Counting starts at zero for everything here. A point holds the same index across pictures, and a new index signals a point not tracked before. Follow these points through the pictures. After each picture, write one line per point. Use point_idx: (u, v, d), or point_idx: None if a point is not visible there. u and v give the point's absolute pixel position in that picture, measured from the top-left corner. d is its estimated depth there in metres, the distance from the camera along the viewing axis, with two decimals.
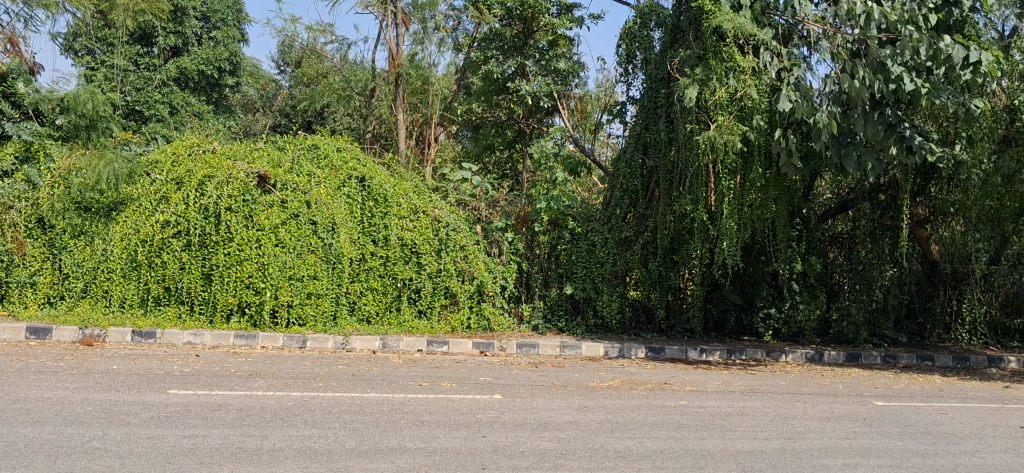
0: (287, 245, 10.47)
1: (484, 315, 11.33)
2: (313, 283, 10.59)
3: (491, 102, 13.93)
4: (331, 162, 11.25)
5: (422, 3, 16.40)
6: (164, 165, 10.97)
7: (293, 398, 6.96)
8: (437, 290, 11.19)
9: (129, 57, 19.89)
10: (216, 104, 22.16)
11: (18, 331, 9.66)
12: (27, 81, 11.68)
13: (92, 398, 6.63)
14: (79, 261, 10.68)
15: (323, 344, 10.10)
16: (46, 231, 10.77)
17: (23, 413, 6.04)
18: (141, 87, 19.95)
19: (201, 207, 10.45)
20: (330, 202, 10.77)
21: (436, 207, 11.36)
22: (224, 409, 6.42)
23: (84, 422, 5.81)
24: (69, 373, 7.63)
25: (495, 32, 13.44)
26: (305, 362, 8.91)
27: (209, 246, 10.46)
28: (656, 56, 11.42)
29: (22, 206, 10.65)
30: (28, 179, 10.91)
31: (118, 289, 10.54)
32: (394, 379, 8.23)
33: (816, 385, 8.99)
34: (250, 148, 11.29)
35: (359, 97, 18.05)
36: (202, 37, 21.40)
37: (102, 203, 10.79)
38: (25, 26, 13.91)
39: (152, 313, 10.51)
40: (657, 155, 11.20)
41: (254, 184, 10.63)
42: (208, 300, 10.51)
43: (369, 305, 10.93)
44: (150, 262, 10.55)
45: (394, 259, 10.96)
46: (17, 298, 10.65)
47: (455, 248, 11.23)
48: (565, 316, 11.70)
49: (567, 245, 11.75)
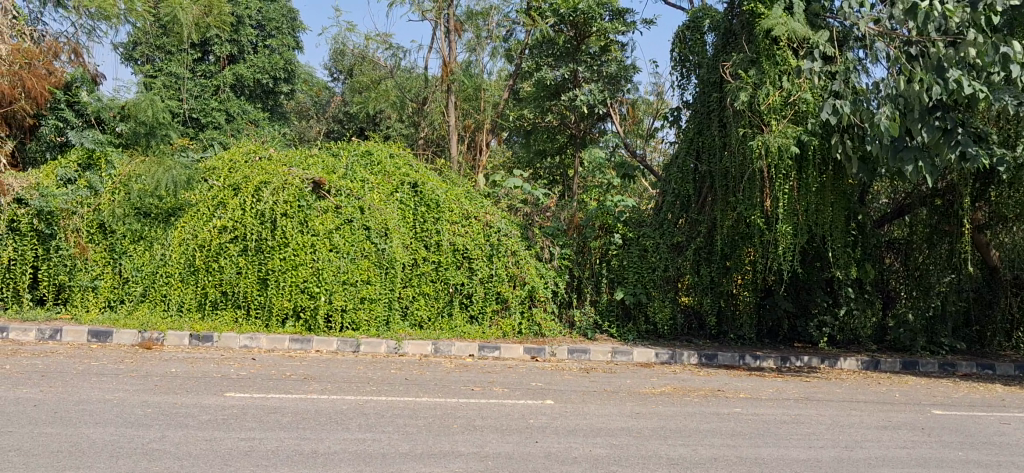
0: (341, 250, 10.58)
1: (536, 321, 11.31)
2: (367, 288, 10.67)
3: (543, 108, 13.92)
4: (384, 168, 11.34)
5: (475, 13, 16.47)
6: (221, 172, 11.19)
7: (348, 402, 7.04)
8: (489, 295, 11.20)
9: (187, 65, 20.29)
10: (271, 111, 22.50)
11: (80, 334, 9.90)
12: (90, 90, 12.14)
13: (152, 400, 6.76)
14: (139, 266, 10.87)
15: (376, 348, 10.20)
16: (106, 236, 10.96)
17: (84, 414, 6.17)
18: (198, 95, 20.34)
19: (257, 212, 10.59)
20: (383, 208, 10.86)
21: (488, 213, 11.38)
22: (279, 412, 6.50)
23: (145, 424, 5.93)
24: (129, 375, 7.79)
25: (548, 38, 13.47)
26: (359, 366, 8.99)
27: (265, 251, 10.60)
28: (709, 60, 11.32)
29: (84, 212, 10.83)
30: (90, 185, 11.01)
31: (176, 294, 10.75)
32: (445, 383, 8.25)
33: (873, 392, 8.85)
34: (305, 155, 11.44)
35: (412, 104, 18.23)
36: (257, 46, 21.69)
37: (161, 209, 10.98)
38: (88, 39, 14.29)
39: (209, 317, 10.69)
40: (711, 160, 11.11)
41: (309, 190, 10.75)
42: (264, 304, 10.65)
43: (421, 310, 10.99)
44: (208, 267, 10.72)
45: (446, 264, 11.02)
46: (78, 302, 10.86)
47: (506, 254, 11.21)
48: (616, 322, 11.63)
49: (619, 249, 11.70)
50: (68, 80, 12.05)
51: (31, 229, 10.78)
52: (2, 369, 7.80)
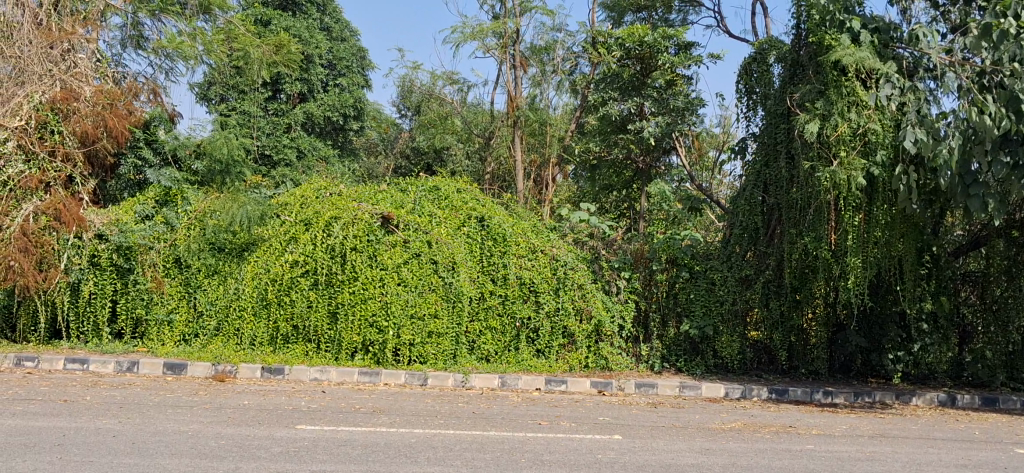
0: (409, 284, 10.68)
1: (602, 355, 11.27)
2: (434, 322, 10.75)
3: (609, 142, 13.82)
4: (451, 202, 11.44)
5: (540, 47, 16.69)
6: (293, 208, 11.37)
7: (416, 435, 7.08)
8: (556, 329, 11.17)
9: (259, 104, 20.89)
10: (341, 147, 22.92)
11: (156, 367, 10.15)
12: (168, 129, 12.70)
13: (225, 432, 6.88)
14: (213, 299, 11.12)
15: (443, 382, 10.26)
16: (182, 270, 11.21)
17: (161, 445, 6.31)
18: (270, 133, 20.85)
19: (328, 246, 10.77)
20: (450, 242, 10.89)
21: (554, 246, 11.29)
22: (348, 445, 6.56)
23: (219, 456, 6.04)
24: (203, 407, 7.94)
25: (613, 72, 13.56)
26: (426, 399, 9.07)
27: (335, 285, 10.76)
28: (775, 92, 11.21)
29: (160, 247, 11.09)
30: (167, 221, 11.31)
31: (249, 328, 10.96)
32: (513, 417, 8.25)
33: (951, 430, 8.60)
34: (375, 190, 11.63)
35: (478, 138, 18.46)
36: (328, 85, 22.17)
37: (235, 244, 11.19)
38: (166, 79, 14.77)
39: (280, 351, 10.89)
40: (778, 192, 10.96)
41: (378, 225, 10.89)
42: (334, 338, 10.82)
43: (488, 344, 11.01)
44: (279, 301, 10.93)
45: (512, 298, 10.98)
46: (155, 336, 11.18)
47: (573, 287, 11.14)
48: (683, 356, 11.54)
49: (686, 283, 11.57)
50: (147, 119, 12.50)
51: (110, 264, 11.13)
52: (83, 400, 8.02)
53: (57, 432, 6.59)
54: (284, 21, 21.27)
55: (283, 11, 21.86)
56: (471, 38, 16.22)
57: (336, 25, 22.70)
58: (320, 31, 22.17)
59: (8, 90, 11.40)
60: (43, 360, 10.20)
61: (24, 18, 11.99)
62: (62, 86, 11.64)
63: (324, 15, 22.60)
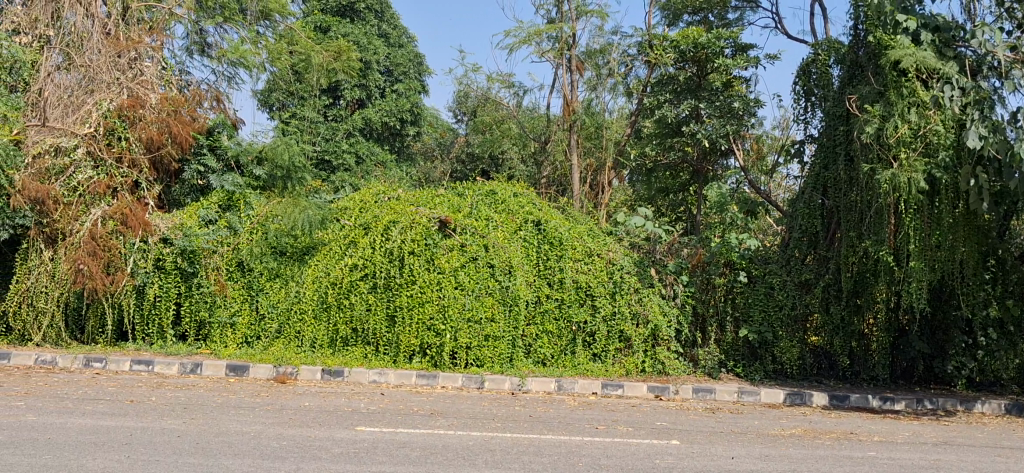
0: (466, 287, 10.74)
1: (659, 359, 11.20)
2: (491, 326, 10.77)
3: (665, 145, 13.76)
4: (508, 206, 11.48)
5: (594, 51, 16.71)
6: (353, 212, 11.55)
7: (474, 438, 7.13)
8: (612, 333, 11.12)
9: (318, 110, 21.19)
10: (398, 152, 23.05)
11: (220, 369, 10.35)
12: (230, 134, 12.87)
13: (287, 433, 6.99)
14: (274, 302, 11.29)
15: (500, 385, 10.28)
16: (245, 274, 11.39)
17: (224, 445, 6.43)
18: (330, 138, 21.12)
19: (386, 250, 10.93)
20: (507, 246, 10.94)
21: (611, 250, 11.27)
22: (407, 447, 6.62)
23: (280, 457, 6.14)
24: (265, 409, 8.08)
25: (669, 75, 13.49)
26: (483, 402, 9.12)
27: (393, 288, 10.89)
28: (834, 93, 11.11)
29: (224, 250, 11.31)
30: (230, 226, 11.49)
31: (309, 330, 11.12)
32: (569, 422, 8.24)
33: (1020, 439, 8.39)
34: (432, 195, 11.77)
35: (535, 142, 18.50)
36: (385, 90, 22.41)
37: (295, 248, 11.39)
38: (228, 87, 15.05)
39: (340, 353, 11.01)
40: (837, 195, 10.84)
41: (435, 228, 11.00)
42: (392, 341, 10.91)
43: (545, 348, 11.00)
44: (339, 304, 11.07)
45: (569, 302, 10.97)
46: (218, 338, 11.37)
47: (629, 291, 11.10)
48: (742, 361, 11.35)
49: (745, 287, 11.34)
50: (211, 126, 12.78)
51: (175, 267, 11.32)
52: (149, 401, 8.22)
53: (124, 431, 6.75)
54: (342, 28, 21.57)
55: (341, 17, 22.21)
56: (527, 42, 16.27)
57: (393, 32, 22.91)
58: (378, 37, 22.42)
59: (78, 98, 11.82)
60: (111, 361, 10.47)
61: (93, 27, 12.31)
62: (129, 93, 12.00)
63: (382, 22, 22.84)
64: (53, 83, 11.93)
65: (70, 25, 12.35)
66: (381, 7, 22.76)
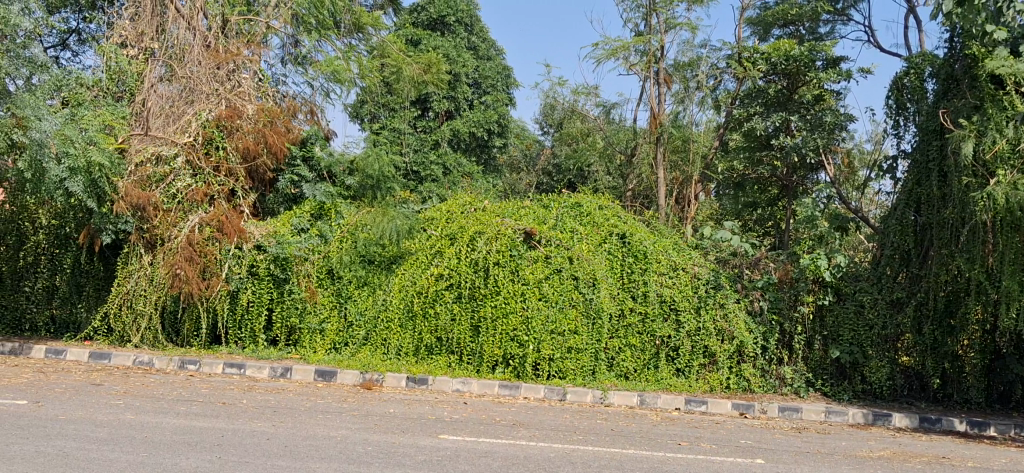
0: (550, 299, 10.74)
1: (744, 376, 11.05)
2: (574, 337, 10.77)
3: (754, 160, 13.65)
4: (593, 218, 11.47)
5: (682, 64, 16.65)
6: (439, 222, 11.70)
7: (555, 449, 7.13)
8: (696, 349, 11.00)
9: (408, 121, 21.51)
10: (485, 164, 23.12)
11: (308, 373, 10.59)
12: (323, 146, 13.24)
13: (372, 439, 7.11)
14: (362, 310, 11.53)
15: (582, 398, 10.26)
16: (334, 281, 11.65)
17: (311, 449, 6.57)
18: (418, 149, 21.39)
19: (472, 261, 11.03)
20: (591, 259, 10.92)
21: (696, 264, 11.17)
22: (490, 456, 6.66)
23: (366, 462, 6.25)
24: (351, 414, 8.22)
25: (758, 89, 13.38)
26: (565, 415, 9.10)
27: (478, 298, 10.97)
28: (929, 107, 10.78)
29: (315, 258, 11.60)
30: (321, 234, 11.83)
31: (395, 338, 11.31)
32: (652, 437, 8.18)
33: None
34: (518, 206, 11.87)
35: (621, 155, 18.46)
36: (474, 102, 22.63)
37: (384, 256, 11.58)
38: (322, 99, 15.43)
39: (424, 361, 11.16)
40: (930, 212, 10.53)
41: (521, 240, 11.03)
42: (476, 351, 10.99)
43: (627, 361, 10.95)
44: (424, 313, 11.24)
45: (653, 316, 10.89)
46: (307, 343, 11.64)
47: (715, 307, 10.98)
48: (829, 380, 11.11)
49: (834, 306, 11.09)
50: (305, 137, 13.10)
51: (267, 273, 11.63)
52: (240, 403, 8.43)
53: (217, 433, 6.94)
54: (434, 41, 21.92)
55: (432, 31, 22.55)
56: (615, 55, 16.25)
57: (482, 45, 23.17)
58: (467, 50, 22.71)
59: (179, 108, 12.24)
60: (204, 364, 10.81)
61: (195, 39, 12.83)
62: (227, 104, 12.36)
63: (471, 35, 23.10)
64: (155, 94, 12.27)
65: (173, 37, 12.84)
66: (471, 20, 23.05)
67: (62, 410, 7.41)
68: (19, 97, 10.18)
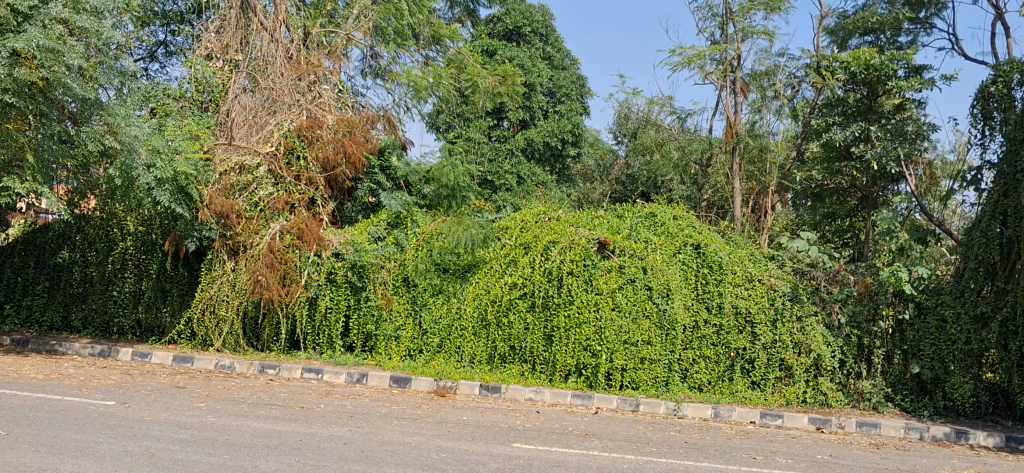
0: (623, 309, 10.70)
1: (822, 391, 10.78)
2: (647, 348, 10.71)
3: (834, 170, 13.35)
4: (668, 229, 11.42)
5: (760, 72, 16.39)
6: (514, 231, 11.80)
7: (628, 461, 7.10)
8: (772, 362, 10.83)
9: (483, 131, 21.70)
10: (559, 174, 23.16)
11: (383, 380, 10.74)
12: (400, 155, 13.30)
13: (446, 446, 7.18)
14: (437, 318, 11.64)
15: (655, 409, 10.21)
16: (409, 289, 11.79)
17: (387, 454, 6.66)
18: (493, 158, 21.66)
19: (546, 270, 11.05)
20: (665, 269, 10.85)
21: (772, 276, 11.01)
22: (562, 466, 6.67)
23: (439, 468, 6.31)
24: (426, 421, 8.32)
25: (838, 98, 13.11)
26: (638, 426, 9.05)
27: (551, 308, 10.98)
28: (1016, 116, 10.46)
29: (391, 266, 11.78)
30: (398, 242, 11.94)
31: (469, 346, 11.40)
32: (726, 450, 8.09)
33: None
34: (592, 216, 11.88)
35: (695, 165, 18.32)
36: (548, 112, 22.71)
37: (458, 265, 11.70)
38: (400, 109, 15.65)
39: (498, 369, 11.21)
40: (1017, 224, 10.20)
41: (594, 249, 11.01)
42: (549, 360, 11.01)
43: (702, 373, 10.84)
44: (498, 322, 11.29)
45: (728, 328, 10.77)
46: (383, 349, 11.80)
47: (791, 319, 10.81)
48: (909, 396, 10.77)
49: (915, 320, 10.82)
50: (382, 146, 13.22)
51: (345, 280, 11.83)
52: (318, 408, 8.61)
53: (296, 436, 7.10)
54: (508, 52, 22.09)
55: (507, 41, 22.74)
56: (690, 64, 16.15)
57: (557, 54, 23.24)
58: (542, 60, 22.81)
59: (262, 118, 12.50)
60: (283, 369, 11.04)
61: (278, 52, 13.29)
62: (308, 114, 12.67)
63: (546, 45, 23.19)
64: (240, 105, 12.65)
65: (257, 50, 13.35)
66: (546, 30, 23.15)
67: (148, 411, 7.65)
68: (110, 106, 10.74)
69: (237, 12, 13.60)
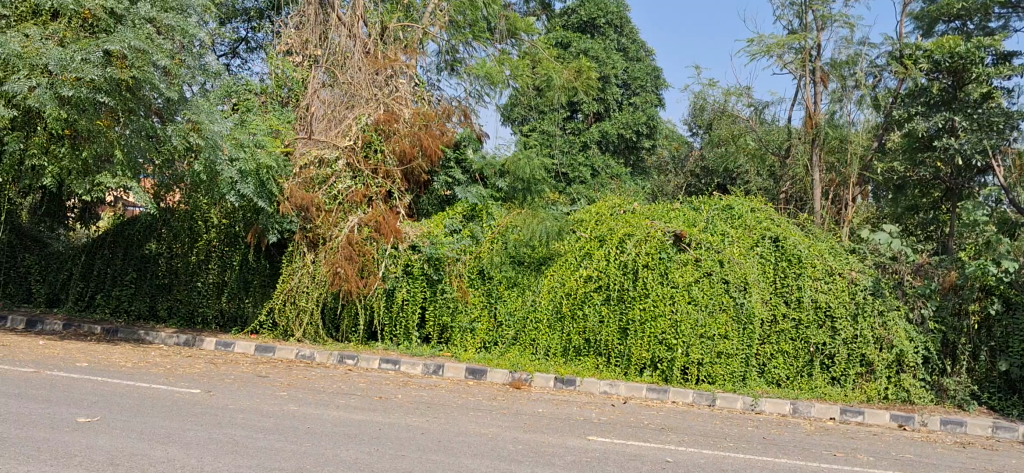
0: (699, 302, 10.61)
1: (904, 387, 10.52)
2: (724, 342, 10.58)
3: (915, 161, 13.04)
4: (745, 221, 11.27)
5: (840, 61, 16.03)
6: (588, 224, 11.76)
7: (705, 455, 7.04)
8: (853, 357, 10.60)
9: (557, 124, 21.69)
10: (633, 166, 23.01)
11: (459, 371, 10.82)
12: (475, 148, 13.48)
13: (523, 437, 7.21)
14: (511, 310, 11.68)
15: (732, 404, 10.09)
16: (485, 281, 11.85)
17: (464, 445, 6.72)
18: (567, 151, 21.66)
19: (621, 263, 10.99)
20: (743, 262, 10.73)
21: (853, 270, 10.81)
22: (639, 459, 6.65)
23: (516, 459, 6.35)
24: (502, 412, 8.37)
25: (922, 88, 12.80)
26: (715, 421, 8.96)
27: (626, 301, 10.93)
28: None
29: (466, 259, 11.86)
30: (473, 234, 12.07)
31: (544, 339, 11.43)
32: (805, 446, 7.96)
33: None
34: (667, 209, 11.78)
35: (773, 156, 18.08)
36: (622, 104, 22.58)
37: (533, 258, 11.72)
38: (475, 103, 15.69)
39: (573, 362, 11.21)
40: None
41: (670, 243, 10.92)
42: (624, 353, 10.95)
43: (780, 368, 10.64)
44: (573, 315, 11.28)
45: (807, 322, 10.58)
46: (458, 341, 11.88)
47: (873, 314, 10.63)
48: (997, 394, 10.43)
49: (1003, 315, 10.46)
50: (458, 140, 13.35)
51: (422, 273, 11.97)
52: (395, 398, 8.74)
53: (374, 426, 7.21)
54: (583, 44, 22.08)
55: (581, 33, 22.72)
56: (769, 53, 15.86)
57: (632, 46, 23.04)
58: (616, 52, 22.66)
59: (339, 113, 12.70)
60: (362, 359, 11.21)
61: (356, 47, 13.46)
62: (385, 109, 12.80)
63: (620, 36, 23.05)
64: (318, 99, 12.83)
65: (336, 45, 13.50)
66: (621, 22, 23.00)
67: (232, 399, 7.84)
68: (193, 103, 10.96)
69: (316, 8, 13.79)
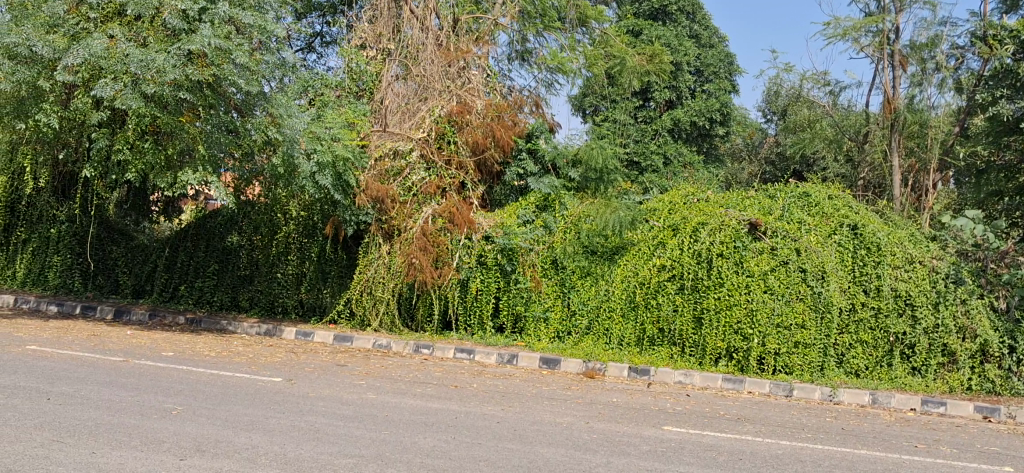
0: (776, 292, 10.44)
1: (988, 378, 10.23)
2: (801, 332, 10.42)
3: (1000, 145, 12.56)
4: (822, 210, 11.08)
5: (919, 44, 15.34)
6: (662, 213, 11.69)
7: (783, 446, 6.96)
8: (935, 347, 10.36)
9: (629, 112, 21.58)
10: (706, 154, 22.73)
11: (533, 360, 10.93)
12: (548, 138, 13.17)
13: (597, 427, 7.22)
14: (585, 299, 11.71)
15: (810, 394, 9.96)
16: (558, 271, 11.90)
17: (539, 434, 6.76)
18: (639, 139, 21.56)
19: (695, 252, 10.91)
20: (821, 250, 10.53)
21: (934, 258, 10.57)
22: (714, 450, 6.60)
23: (591, 449, 6.36)
24: (577, 402, 8.38)
25: (1008, 68, 12.44)
26: (792, 411, 8.87)
27: (700, 290, 10.82)
28: None
29: (539, 249, 11.92)
30: (546, 225, 12.08)
31: (617, 328, 11.40)
32: (886, 438, 7.80)
33: None
34: (742, 197, 11.78)
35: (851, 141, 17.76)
36: (695, 91, 22.31)
37: (606, 247, 11.72)
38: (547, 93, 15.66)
39: (646, 352, 11.15)
40: None
41: (745, 231, 10.81)
42: (698, 343, 10.86)
43: (859, 358, 10.46)
44: (647, 304, 11.23)
45: (887, 311, 10.37)
46: (532, 331, 11.93)
47: (955, 302, 10.36)
48: None
49: None
50: (530, 131, 13.21)
51: (495, 263, 12.02)
52: (471, 387, 8.81)
53: (449, 414, 7.29)
54: (655, 32, 21.93)
55: (653, 21, 22.55)
56: (845, 37, 15.57)
57: (704, 32, 22.75)
58: (689, 39, 22.41)
59: (414, 105, 12.95)
60: (437, 348, 11.35)
61: (428, 39, 13.56)
62: (458, 100, 12.96)
63: (693, 23, 22.77)
64: (393, 92, 13.16)
65: (408, 38, 13.63)
66: (693, 8, 22.73)
67: (312, 387, 8.01)
68: (270, 98, 11.20)
69: (389, 2, 13.94)
